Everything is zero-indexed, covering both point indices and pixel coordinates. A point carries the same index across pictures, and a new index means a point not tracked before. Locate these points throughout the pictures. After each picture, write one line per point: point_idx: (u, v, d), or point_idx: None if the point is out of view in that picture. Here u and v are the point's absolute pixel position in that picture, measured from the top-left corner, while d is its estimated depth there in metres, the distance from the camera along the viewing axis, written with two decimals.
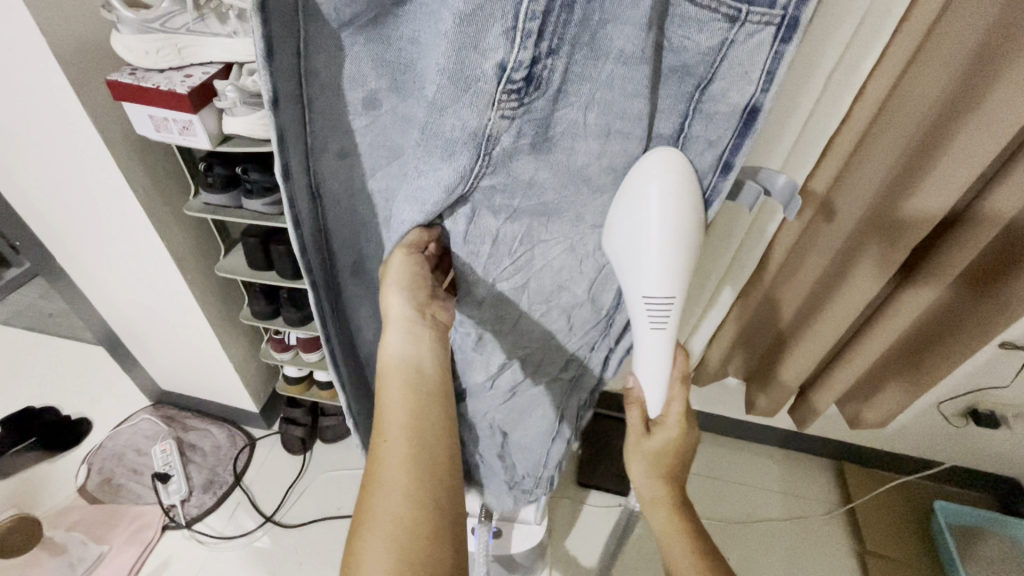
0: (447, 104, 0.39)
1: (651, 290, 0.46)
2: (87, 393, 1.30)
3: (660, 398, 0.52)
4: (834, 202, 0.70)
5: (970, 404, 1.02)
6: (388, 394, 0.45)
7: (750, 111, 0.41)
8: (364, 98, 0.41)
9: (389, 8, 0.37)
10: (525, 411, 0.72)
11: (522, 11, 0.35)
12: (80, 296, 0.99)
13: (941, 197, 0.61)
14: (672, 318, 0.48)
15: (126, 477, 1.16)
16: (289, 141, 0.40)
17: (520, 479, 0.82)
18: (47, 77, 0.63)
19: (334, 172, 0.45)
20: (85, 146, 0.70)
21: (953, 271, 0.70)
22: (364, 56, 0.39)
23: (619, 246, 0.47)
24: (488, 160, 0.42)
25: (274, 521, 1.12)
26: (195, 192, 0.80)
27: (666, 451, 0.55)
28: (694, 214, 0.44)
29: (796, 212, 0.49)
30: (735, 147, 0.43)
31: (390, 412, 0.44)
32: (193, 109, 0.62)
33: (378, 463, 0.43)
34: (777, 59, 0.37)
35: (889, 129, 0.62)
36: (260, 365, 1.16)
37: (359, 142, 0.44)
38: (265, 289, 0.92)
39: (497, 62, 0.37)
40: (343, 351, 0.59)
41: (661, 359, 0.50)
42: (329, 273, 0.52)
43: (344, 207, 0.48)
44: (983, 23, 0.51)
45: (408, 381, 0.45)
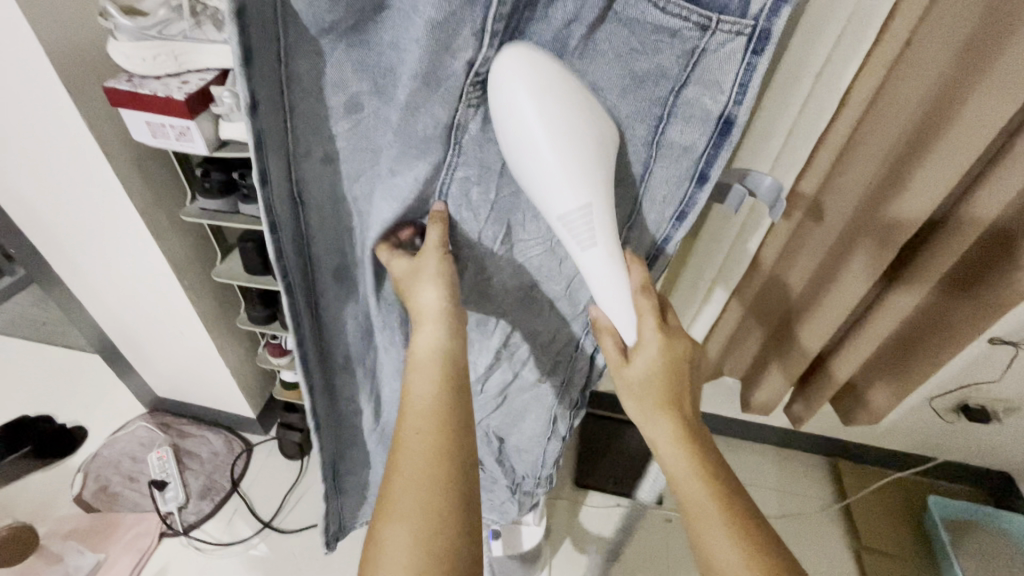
0: (420, 104, 0.41)
1: (564, 204, 0.40)
2: (82, 400, 1.29)
3: (629, 322, 0.47)
4: (824, 203, 0.71)
5: (961, 399, 1.03)
6: (415, 382, 0.45)
7: (724, 122, 0.43)
8: (345, 101, 0.41)
9: (370, 14, 0.37)
10: (518, 415, 0.74)
11: (490, 13, 0.37)
12: (76, 303, 0.99)
13: (926, 198, 0.62)
14: (601, 230, 0.42)
15: (122, 485, 1.15)
16: (268, 145, 0.39)
17: (522, 480, 0.82)
18: (44, 84, 0.63)
19: (315, 178, 0.44)
20: (82, 152, 0.70)
21: (935, 274, 0.72)
22: (345, 60, 0.39)
23: (511, 166, 0.41)
24: (458, 148, 0.44)
25: (272, 527, 1.12)
26: (191, 198, 0.81)
27: (651, 377, 0.48)
28: (581, 109, 0.39)
29: (781, 214, 0.50)
30: (710, 156, 0.45)
31: (415, 401, 0.44)
32: (191, 115, 0.62)
33: (401, 451, 0.42)
34: (749, 70, 0.40)
35: (876, 129, 0.63)
36: (257, 370, 1.16)
37: (341, 147, 0.44)
38: (262, 294, 0.92)
39: (466, 60, 0.39)
40: (316, 355, 0.58)
41: (613, 279, 0.45)
42: (309, 277, 0.51)
43: (327, 213, 0.48)
44: (969, 23, 0.53)
45: (438, 372, 0.46)
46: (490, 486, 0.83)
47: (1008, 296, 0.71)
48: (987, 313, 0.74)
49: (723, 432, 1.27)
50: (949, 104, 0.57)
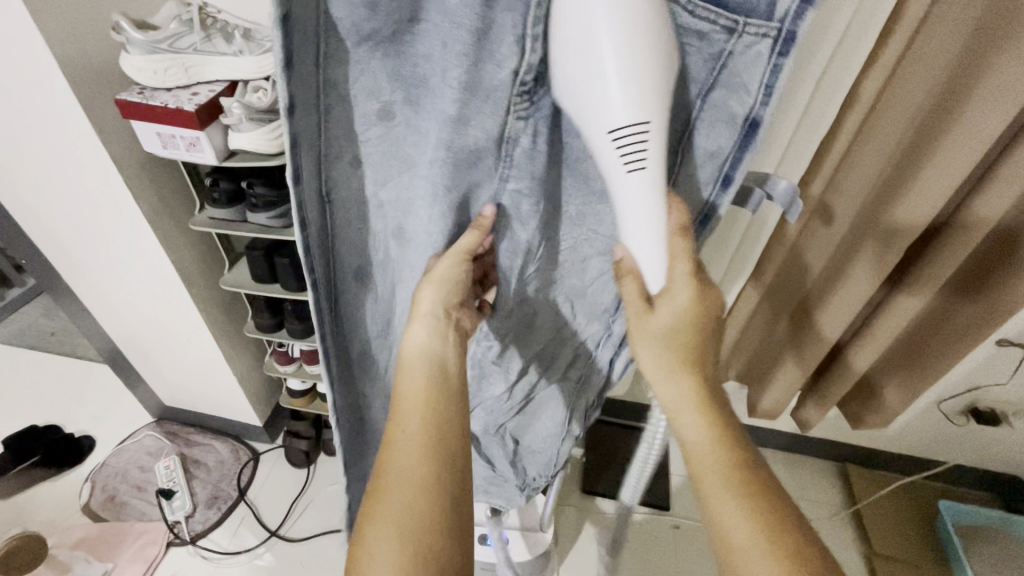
0: (471, 113, 0.40)
1: (618, 119, 0.37)
2: (91, 410, 1.30)
3: (659, 268, 0.44)
4: (833, 206, 0.71)
5: (970, 402, 1.03)
6: (404, 380, 0.47)
7: (751, 124, 0.43)
8: (378, 109, 0.41)
9: (405, 24, 0.37)
10: (534, 415, 0.73)
11: (530, 20, 0.36)
12: (85, 313, 1.00)
13: (938, 193, 0.61)
14: (652, 153, 0.39)
15: (130, 494, 1.16)
16: (303, 148, 0.39)
17: (533, 480, 0.81)
18: (57, 97, 0.64)
19: (348, 183, 0.44)
20: (93, 164, 0.71)
21: (940, 275, 0.72)
22: (381, 69, 0.39)
23: (562, 75, 0.37)
24: (507, 161, 0.44)
25: (278, 536, 1.11)
26: (200, 208, 0.82)
27: (679, 326, 0.46)
28: (657, 17, 0.35)
29: (798, 215, 0.51)
30: (737, 161, 0.45)
31: (405, 399, 0.46)
32: (199, 124, 0.63)
33: (393, 448, 0.44)
34: (776, 71, 0.39)
35: (887, 120, 0.61)
36: (264, 379, 1.16)
37: (370, 154, 0.43)
38: (269, 302, 0.93)
39: (512, 70, 0.38)
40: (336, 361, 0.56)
41: (648, 208, 0.41)
42: (332, 290, 0.50)
43: (355, 216, 0.47)
44: (971, 14, 0.53)
45: (428, 373, 0.47)
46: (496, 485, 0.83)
47: (1014, 299, 0.71)
48: (997, 315, 0.74)
49: None
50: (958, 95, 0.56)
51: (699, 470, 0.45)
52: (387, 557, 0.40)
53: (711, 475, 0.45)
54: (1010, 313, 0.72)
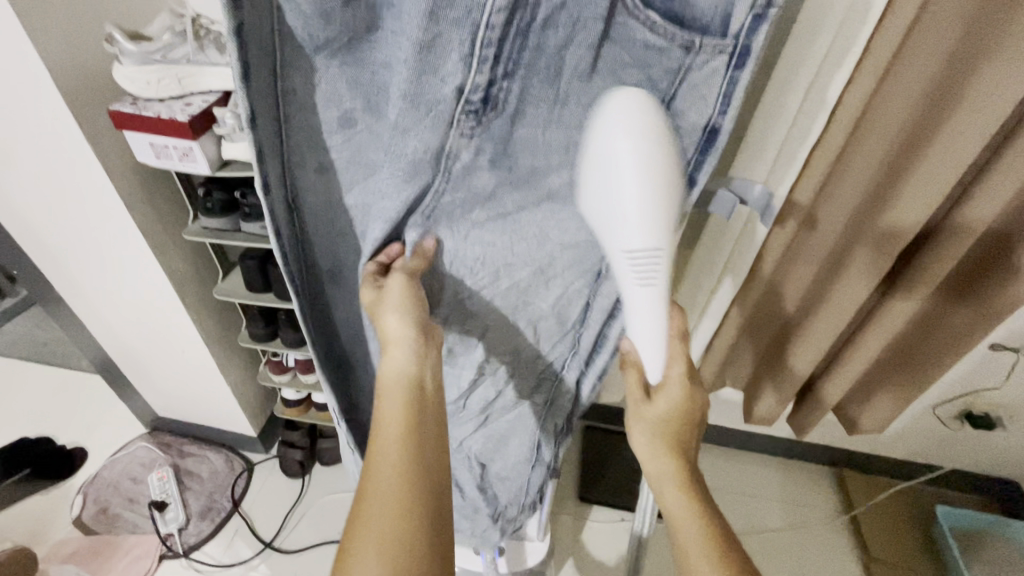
0: (409, 126, 0.42)
1: (634, 243, 0.41)
2: (84, 421, 1.28)
3: (657, 364, 0.48)
4: (819, 214, 0.71)
5: (964, 406, 1.03)
6: (387, 403, 0.46)
7: (710, 133, 0.43)
8: (339, 116, 0.43)
9: (362, 34, 0.39)
10: (502, 438, 0.73)
11: (478, 38, 0.38)
12: (77, 324, 0.99)
13: (923, 205, 0.63)
14: (661, 274, 0.43)
15: (122, 506, 1.15)
16: (267, 156, 0.42)
17: (505, 509, 0.81)
18: (50, 108, 0.64)
19: (312, 187, 0.47)
20: (85, 174, 0.71)
21: (935, 277, 0.72)
22: (339, 77, 0.41)
23: (591, 197, 0.43)
24: (448, 175, 0.45)
25: (273, 547, 1.10)
26: (193, 217, 0.81)
27: (671, 417, 0.50)
28: (671, 161, 0.40)
29: (772, 219, 0.53)
30: (695, 170, 0.45)
31: (387, 422, 0.44)
32: (193, 135, 0.63)
33: (371, 472, 0.42)
34: (733, 84, 0.40)
35: (872, 129, 0.62)
36: (258, 388, 1.16)
37: (335, 160, 0.45)
38: (263, 311, 0.93)
39: (456, 86, 0.40)
40: (323, 350, 0.61)
41: (651, 315, 0.46)
42: (308, 281, 0.54)
43: (325, 219, 0.49)
44: (959, 25, 0.53)
45: (406, 396, 0.46)
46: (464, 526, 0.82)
47: (1013, 298, 0.72)
48: (989, 319, 0.75)
49: (729, 444, 1.27)
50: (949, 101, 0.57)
51: (681, 532, 0.46)
52: None
53: (689, 533, 0.45)
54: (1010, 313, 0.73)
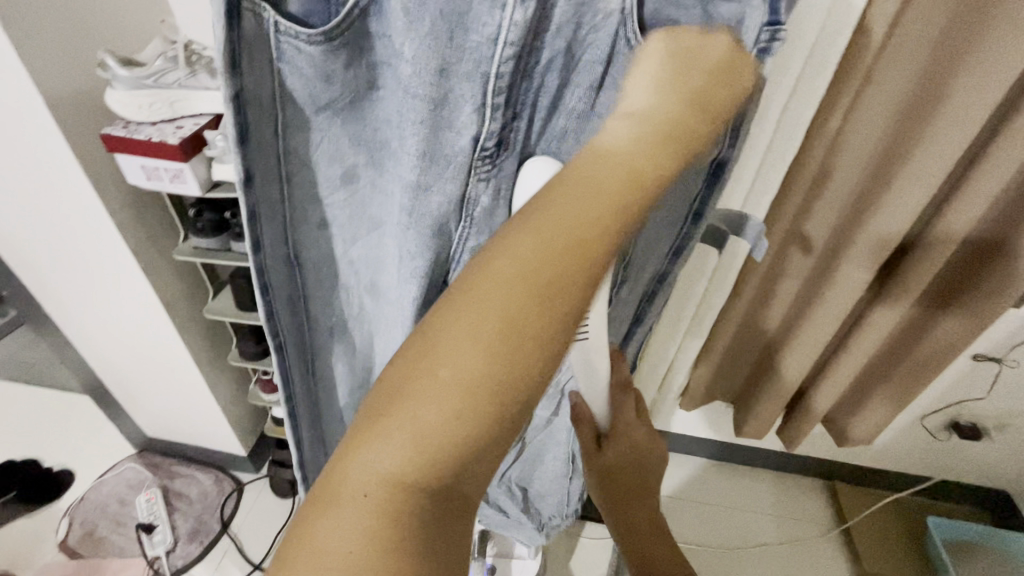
0: (430, 181, 0.42)
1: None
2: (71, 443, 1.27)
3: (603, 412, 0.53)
4: (805, 227, 0.75)
5: (951, 417, 1.04)
6: (548, 217, 0.30)
7: (717, 166, 0.44)
8: (342, 171, 0.44)
9: (364, 92, 0.40)
10: (537, 456, 0.75)
11: (488, 90, 0.38)
12: (66, 344, 0.99)
13: (903, 214, 0.66)
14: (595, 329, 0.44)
15: (109, 529, 1.13)
16: (264, 216, 0.43)
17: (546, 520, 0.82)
18: (43, 132, 0.65)
19: (316, 243, 0.48)
20: (76, 195, 0.72)
21: (919, 285, 0.73)
22: (343, 134, 0.42)
23: None
24: (469, 220, 0.45)
25: (262, 569, 1.09)
26: (184, 237, 0.82)
27: (617, 462, 0.56)
28: None
29: (763, 253, 0.50)
30: (705, 197, 0.46)
31: (518, 251, 0.29)
32: (184, 157, 0.64)
33: (459, 312, 0.29)
34: (742, 117, 0.40)
35: (852, 144, 0.66)
36: (249, 407, 1.15)
37: (338, 213, 0.46)
38: (254, 330, 0.93)
39: (470, 136, 0.40)
40: (308, 399, 0.63)
41: (594, 364, 0.47)
42: (296, 327, 0.54)
43: (325, 272, 0.51)
44: (925, 53, 0.57)
45: (576, 220, 0.30)
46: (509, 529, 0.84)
47: (988, 307, 0.73)
48: (976, 327, 0.75)
49: (722, 458, 1.27)
50: (914, 125, 0.61)
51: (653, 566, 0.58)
52: (386, 460, 0.27)
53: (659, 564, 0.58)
54: (993, 318, 0.73)
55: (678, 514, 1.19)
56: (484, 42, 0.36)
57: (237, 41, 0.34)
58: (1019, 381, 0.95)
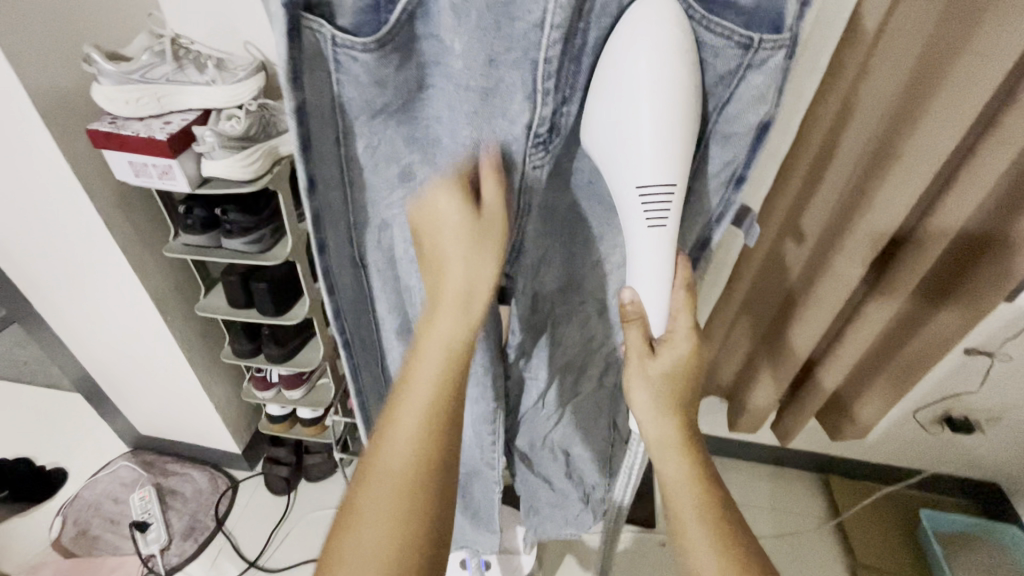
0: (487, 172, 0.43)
1: (644, 177, 0.41)
2: (63, 442, 1.26)
3: (662, 317, 0.48)
4: (800, 221, 0.75)
5: (944, 410, 1.04)
6: (404, 404, 0.41)
7: (763, 126, 0.45)
8: (400, 172, 0.46)
9: (416, 93, 0.43)
10: (583, 420, 0.74)
11: (538, 75, 0.40)
12: (56, 343, 0.98)
13: (893, 210, 0.65)
14: (673, 213, 0.42)
15: (103, 528, 1.13)
16: (327, 219, 0.46)
17: (592, 490, 0.81)
18: (28, 127, 0.64)
19: (377, 245, 0.51)
20: (63, 192, 0.71)
21: (913, 280, 0.73)
22: (397, 135, 0.44)
23: (603, 130, 0.41)
24: (523, 209, 0.46)
25: (257, 566, 1.09)
26: (174, 234, 0.81)
27: (677, 372, 0.49)
28: (689, 93, 0.39)
29: (755, 237, 0.55)
30: (748, 161, 0.47)
31: (392, 435, 0.40)
32: (172, 153, 0.63)
33: (360, 492, 0.40)
34: (787, 74, 0.41)
35: (850, 139, 0.65)
36: (243, 404, 1.15)
37: (399, 216, 0.48)
38: (247, 327, 0.92)
39: (524, 124, 0.42)
40: (374, 405, 0.65)
41: (661, 261, 0.45)
42: (360, 328, 0.56)
43: (387, 274, 0.53)
44: (918, 47, 0.57)
45: (424, 403, 0.41)
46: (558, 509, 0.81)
47: (980, 301, 0.73)
48: (969, 319, 0.75)
49: (716, 453, 1.27)
50: (908, 120, 0.60)
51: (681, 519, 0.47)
52: None
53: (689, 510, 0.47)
54: (986, 312, 0.73)
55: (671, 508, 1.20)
56: (531, 28, 0.38)
57: (297, 57, 0.37)
58: (1010, 375, 0.96)
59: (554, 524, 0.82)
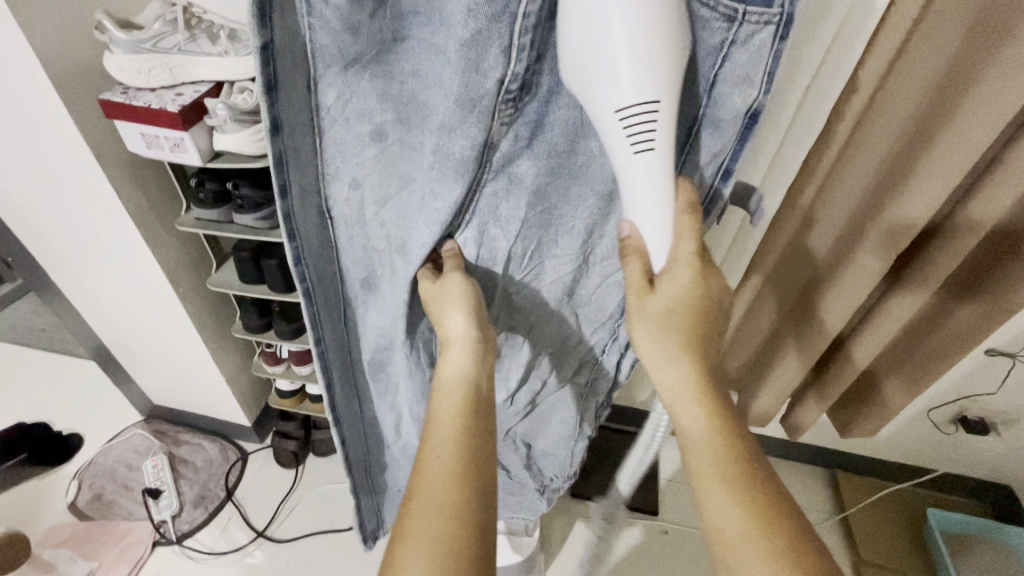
0: (457, 128, 0.44)
1: (626, 99, 0.39)
2: (79, 410, 1.29)
3: (662, 239, 0.47)
4: (817, 214, 0.72)
5: (959, 410, 1.02)
6: (442, 401, 0.49)
7: (751, 112, 0.46)
8: (372, 130, 0.46)
9: (389, 44, 0.41)
10: (544, 419, 0.80)
11: (515, 30, 0.40)
12: (72, 312, 1.00)
13: (929, 200, 0.62)
14: (659, 134, 0.41)
15: (117, 493, 1.16)
16: (289, 163, 0.45)
17: (550, 481, 0.89)
18: (40, 96, 0.64)
19: (345, 200, 0.51)
20: (76, 162, 0.71)
21: (937, 277, 0.71)
22: (370, 90, 0.43)
23: (574, 57, 0.40)
24: (489, 166, 0.48)
25: (266, 536, 1.11)
26: (186, 208, 0.81)
27: (678, 302, 0.48)
28: (668, 6, 0.38)
29: (762, 218, 0.59)
30: (734, 154, 0.50)
31: (438, 419, 0.48)
32: (184, 125, 0.63)
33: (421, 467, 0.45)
34: (777, 57, 0.42)
35: (877, 125, 0.61)
36: (253, 378, 1.16)
37: (370, 174, 0.49)
38: (258, 303, 0.92)
39: (497, 79, 0.42)
40: (337, 356, 0.65)
41: (655, 190, 0.44)
42: (326, 279, 0.57)
43: (354, 230, 0.53)
44: (963, 25, 0.52)
45: (462, 396, 0.50)
46: (517, 488, 0.89)
47: (1004, 299, 0.71)
48: (992, 318, 0.73)
49: None
50: (952, 96, 0.56)
51: (706, 494, 0.44)
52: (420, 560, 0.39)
53: (707, 448, 0.46)
54: (1008, 313, 0.71)
55: (676, 498, 1.21)
56: None
57: None
58: None
59: (510, 507, 0.92)
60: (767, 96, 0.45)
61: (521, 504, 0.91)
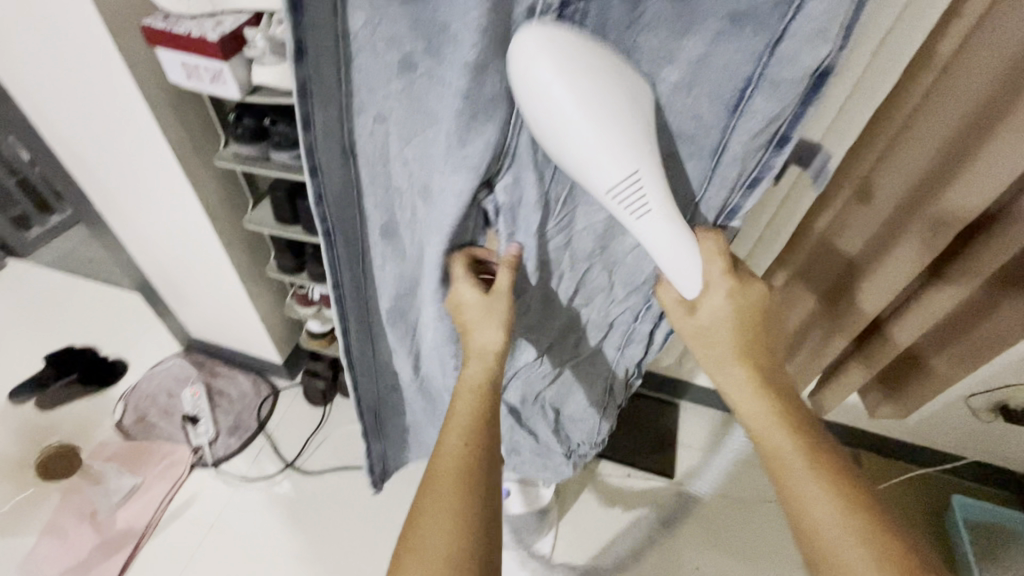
0: (488, 61, 0.43)
1: (609, 181, 0.43)
2: (123, 338, 1.36)
3: (696, 269, 0.50)
4: (875, 182, 0.67)
5: (1001, 399, 0.98)
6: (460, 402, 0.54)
7: (819, 73, 0.43)
8: (400, 61, 0.44)
9: None
10: (573, 385, 0.80)
11: None
12: (118, 243, 1.04)
13: (980, 194, 0.58)
14: (649, 196, 0.45)
15: (158, 417, 1.23)
16: (313, 94, 0.43)
17: (578, 446, 0.90)
18: (85, 22, 0.64)
19: (370, 136, 0.49)
20: (120, 93, 0.72)
21: (989, 267, 0.67)
22: (400, 16, 0.41)
23: (557, 148, 0.44)
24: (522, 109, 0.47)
25: (294, 467, 1.17)
26: (224, 143, 0.81)
27: (718, 323, 0.52)
28: (615, 89, 0.41)
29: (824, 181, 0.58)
30: (793, 120, 0.46)
31: (457, 415, 0.53)
32: (223, 56, 0.62)
33: (439, 451, 0.50)
34: (856, 11, 0.39)
35: (942, 108, 0.56)
36: (285, 318, 1.20)
37: (397, 112, 0.47)
38: (291, 245, 0.94)
39: (528, 6, 0.41)
40: (354, 303, 0.65)
41: (667, 238, 0.47)
42: (347, 218, 0.55)
43: (377, 168, 0.52)
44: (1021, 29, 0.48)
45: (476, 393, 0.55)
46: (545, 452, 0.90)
47: None
48: None
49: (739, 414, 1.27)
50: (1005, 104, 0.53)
51: (782, 469, 0.46)
52: (439, 533, 0.44)
53: (776, 442, 0.47)
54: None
55: (692, 464, 1.22)
56: None
57: None
58: None
59: (534, 464, 0.93)
60: (840, 55, 0.42)
61: (545, 467, 0.93)
